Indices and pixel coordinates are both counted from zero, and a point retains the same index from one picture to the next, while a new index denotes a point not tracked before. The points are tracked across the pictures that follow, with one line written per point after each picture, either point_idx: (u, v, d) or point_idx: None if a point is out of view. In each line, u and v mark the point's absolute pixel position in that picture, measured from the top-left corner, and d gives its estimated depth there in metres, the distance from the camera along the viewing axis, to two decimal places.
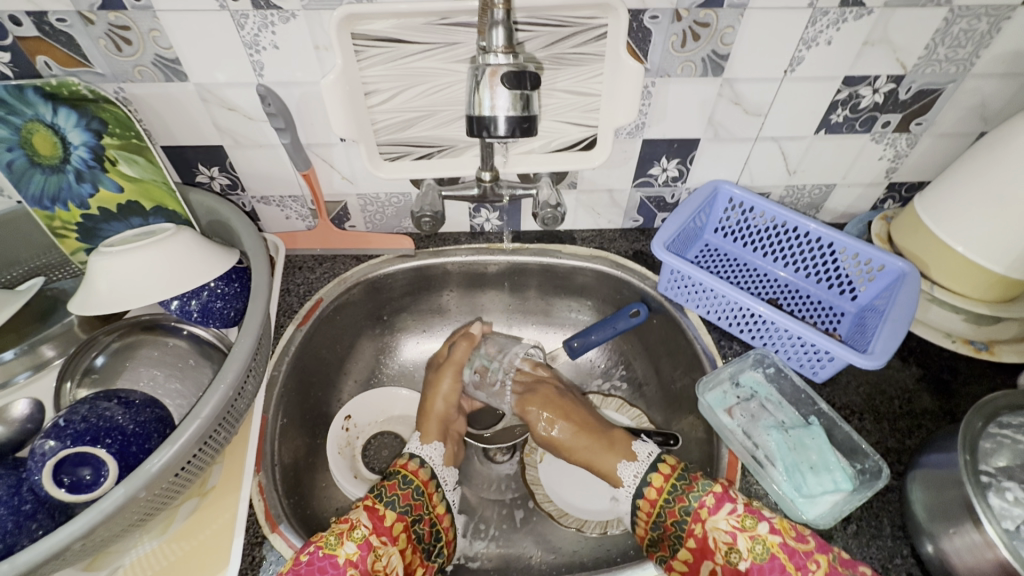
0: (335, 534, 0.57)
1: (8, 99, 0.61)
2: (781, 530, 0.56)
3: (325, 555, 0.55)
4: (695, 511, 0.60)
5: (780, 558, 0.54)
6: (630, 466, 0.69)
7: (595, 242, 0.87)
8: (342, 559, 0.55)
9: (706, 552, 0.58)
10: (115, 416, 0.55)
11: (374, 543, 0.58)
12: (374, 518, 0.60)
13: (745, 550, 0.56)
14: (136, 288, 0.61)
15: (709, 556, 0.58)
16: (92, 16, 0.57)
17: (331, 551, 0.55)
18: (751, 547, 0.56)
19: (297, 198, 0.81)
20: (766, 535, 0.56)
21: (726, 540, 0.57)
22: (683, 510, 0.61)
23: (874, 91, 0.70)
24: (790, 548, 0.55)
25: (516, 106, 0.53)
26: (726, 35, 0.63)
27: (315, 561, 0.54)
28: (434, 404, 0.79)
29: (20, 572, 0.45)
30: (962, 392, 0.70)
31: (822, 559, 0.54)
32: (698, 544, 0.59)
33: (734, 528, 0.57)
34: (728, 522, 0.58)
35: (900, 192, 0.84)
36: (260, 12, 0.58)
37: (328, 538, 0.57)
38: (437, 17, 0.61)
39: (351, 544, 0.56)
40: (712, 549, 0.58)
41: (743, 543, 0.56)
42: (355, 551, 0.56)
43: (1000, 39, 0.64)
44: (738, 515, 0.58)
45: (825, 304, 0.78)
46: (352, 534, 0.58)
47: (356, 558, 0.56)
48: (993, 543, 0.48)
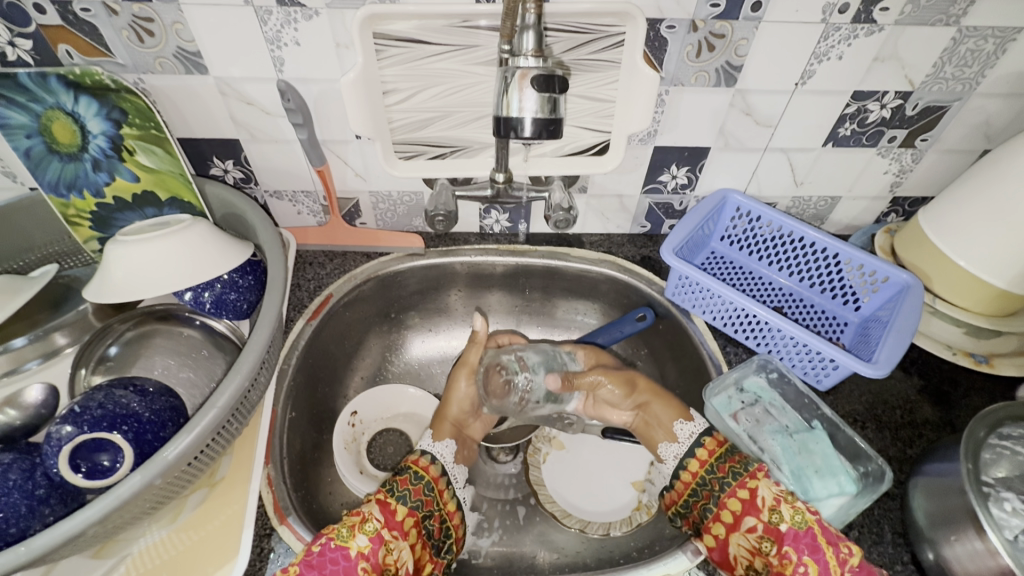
0: (347, 526, 0.58)
1: (32, 86, 0.61)
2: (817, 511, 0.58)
3: (336, 547, 0.56)
4: (752, 469, 0.62)
5: (815, 529, 0.56)
6: (685, 424, 0.70)
7: (603, 246, 0.88)
8: (354, 551, 0.56)
9: (752, 507, 0.59)
10: (131, 403, 0.55)
11: (385, 537, 0.59)
12: (385, 512, 0.61)
13: (786, 514, 0.57)
14: (151, 277, 0.61)
15: (753, 513, 0.59)
16: (116, 7, 0.58)
17: (342, 543, 0.57)
18: (792, 514, 0.57)
19: (310, 194, 0.81)
20: (806, 509, 0.57)
21: (771, 501, 0.59)
22: (741, 465, 0.63)
23: (882, 106, 0.71)
24: (824, 524, 0.57)
25: (544, 109, 0.54)
26: (740, 47, 0.65)
27: (328, 552, 0.56)
28: (449, 409, 0.78)
29: (37, 554, 0.46)
30: (961, 403, 0.72)
31: (853, 546, 0.55)
32: (748, 495, 0.60)
33: (779, 496, 0.59)
34: (777, 488, 0.59)
35: (904, 206, 0.86)
36: (284, 8, 0.59)
37: (340, 529, 0.58)
38: (458, 20, 0.62)
39: (363, 537, 0.57)
40: (759, 506, 0.59)
41: (785, 509, 0.58)
42: (367, 544, 0.57)
43: (1006, 60, 0.66)
44: (783, 489, 0.59)
45: (828, 314, 0.79)
46: (363, 527, 0.58)
47: (367, 551, 0.57)
48: (994, 551, 0.50)
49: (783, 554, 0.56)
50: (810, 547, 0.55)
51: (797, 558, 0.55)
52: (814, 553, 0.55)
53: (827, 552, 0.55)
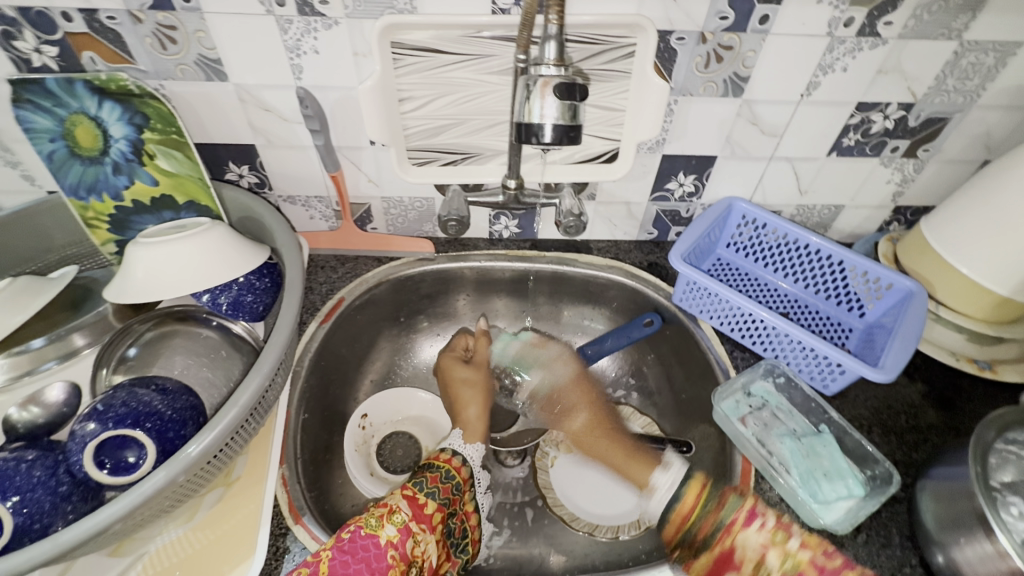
0: (376, 517, 0.59)
1: (57, 91, 0.63)
2: (810, 546, 0.59)
3: (367, 535, 0.57)
4: (727, 525, 0.62)
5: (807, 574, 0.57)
6: (664, 476, 0.71)
7: (611, 253, 0.89)
8: (384, 540, 0.57)
9: (732, 563, 0.60)
10: (153, 401, 0.56)
11: (414, 529, 0.59)
12: (414, 505, 0.61)
13: (774, 564, 0.59)
14: (172, 278, 0.62)
15: (733, 567, 0.60)
16: (142, 15, 0.59)
17: (372, 532, 0.57)
18: (782, 562, 0.59)
19: (323, 199, 0.82)
20: (797, 553, 0.59)
21: (756, 554, 0.60)
22: (717, 521, 0.63)
23: (885, 117, 0.73)
24: (818, 565, 0.58)
25: (565, 116, 0.56)
26: (748, 58, 0.66)
27: (357, 539, 0.56)
28: (466, 402, 0.83)
29: (63, 549, 0.46)
30: (966, 409, 0.73)
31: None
32: (724, 552, 0.61)
33: (765, 543, 0.60)
34: (760, 537, 0.60)
35: (906, 216, 0.88)
36: (305, 18, 0.61)
37: (369, 519, 0.59)
38: (473, 30, 0.63)
39: (391, 527, 0.58)
40: (739, 561, 0.60)
41: (773, 558, 0.59)
42: (396, 534, 0.58)
43: (1006, 73, 0.68)
44: (768, 534, 0.60)
45: (834, 320, 0.80)
46: (392, 518, 0.59)
47: (396, 540, 0.58)
48: (1004, 554, 0.50)
49: None
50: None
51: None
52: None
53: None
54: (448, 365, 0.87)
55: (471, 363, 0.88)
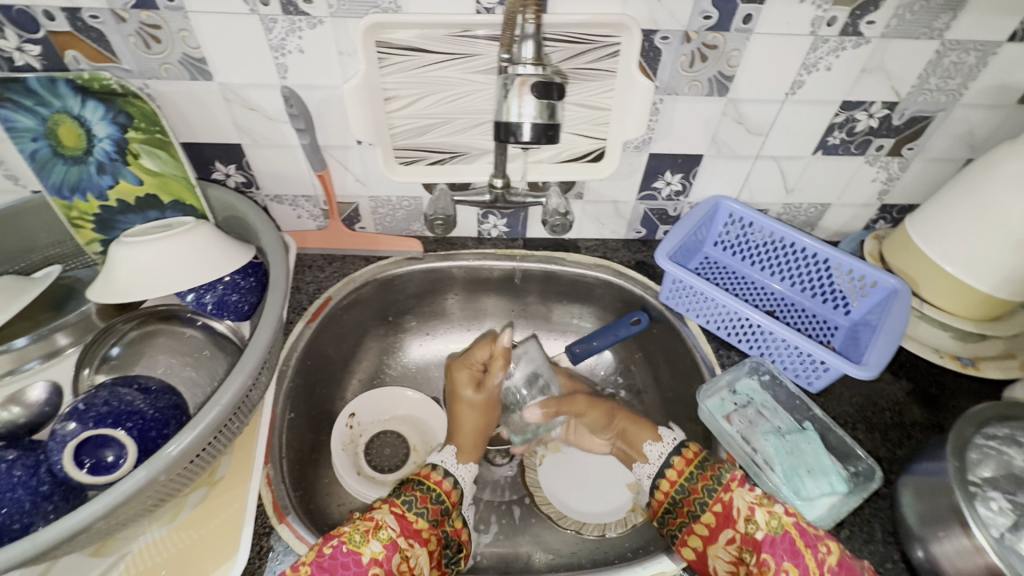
0: (361, 531, 0.59)
1: (40, 90, 0.62)
2: (797, 513, 0.59)
3: (349, 551, 0.57)
4: (725, 482, 0.64)
5: (792, 534, 0.57)
6: (655, 446, 0.73)
7: (599, 252, 0.90)
8: (367, 557, 0.57)
9: (728, 519, 0.61)
10: (135, 401, 0.56)
11: (401, 545, 0.60)
12: (402, 522, 0.62)
13: (762, 522, 0.59)
14: (156, 278, 0.62)
15: (731, 524, 0.61)
16: (125, 14, 0.59)
17: (355, 548, 0.57)
18: (768, 519, 0.59)
19: (310, 198, 0.82)
20: (783, 512, 0.59)
21: (746, 511, 0.60)
22: (714, 480, 0.65)
23: (869, 116, 0.73)
24: (802, 527, 0.58)
25: (543, 115, 0.56)
26: (732, 57, 0.66)
27: (339, 556, 0.56)
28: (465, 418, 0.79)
29: (43, 548, 0.46)
30: (949, 405, 0.74)
31: (832, 545, 0.56)
32: (722, 510, 0.62)
33: (753, 503, 0.60)
34: (750, 497, 0.61)
35: (892, 214, 0.88)
36: (289, 17, 0.61)
37: (353, 534, 0.58)
38: (458, 30, 0.63)
39: (377, 543, 0.58)
40: (735, 518, 0.61)
41: (761, 517, 0.59)
42: (381, 550, 0.58)
43: (988, 72, 0.68)
44: (757, 494, 0.61)
45: (819, 318, 0.81)
46: (378, 533, 0.59)
47: (381, 557, 0.57)
48: (981, 549, 0.51)
49: (761, 562, 0.57)
50: (789, 552, 0.56)
51: (777, 565, 0.56)
52: (794, 558, 0.56)
53: (807, 555, 0.56)
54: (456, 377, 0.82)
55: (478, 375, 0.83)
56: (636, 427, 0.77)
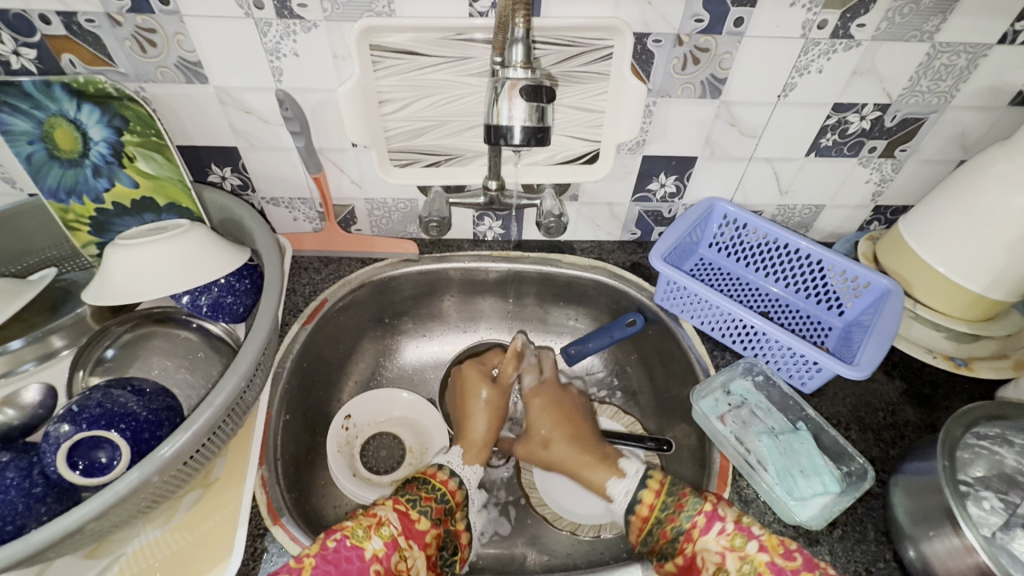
0: (363, 527, 0.58)
1: (36, 93, 0.63)
2: (769, 547, 0.57)
3: (352, 546, 0.56)
4: (686, 532, 0.61)
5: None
6: (620, 483, 0.71)
7: (594, 253, 0.90)
8: (369, 553, 0.57)
9: (694, 568, 0.60)
10: (129, 403, 0.57)
11: (400, 544, 0.59)
12: (404, 520, 0.62)
13: (733, 568, 0.58)
14: (151, 280, 0.63)
15: (696, 572, 0.60)
16: (120, 18, 0.60)
17: (358, 543, 0.57)
18: (740, 566, 0.57)
19: (306, 200, 0.83)
20: (755, 556, 0.57)
21: (715, 559, 0.59)
22: (676, 526, 0.62)
23: (861, 118, 0.74)
24: (778, 567, 0.56)
25: (532, 118, 0.57)
26: (724, 60, 0.67)
27: (342, 549, 0.56)
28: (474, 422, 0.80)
29: (36, 549, 0.46)
30: (942, 405, 0.74)
31: None
32: (688, 560, 0.61)
33: (723, 549, 0.58)
34: (718, 542, 0.59)
35: (885, 215, 0.89)
36: (284, 21, 0.61)
37: (356, 529, 0.58)
38: (452, 33, 0.64)
39: (378, 540, 0.58)
40: (701, 567, 0.60)
41: (732, 563, 0.58)
42: (382, 548, 0.58)
43: (979, 74, 0.69)
44: (726, 536, 0.59)
45: (814, 318, 0.81)
46: (379, 530, 0.59)
47: (382, 554, 0.57)
48: (971, 548, 0.51)
49: None
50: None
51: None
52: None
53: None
54: (468, 380, 0.84)
55: (493, 380, 0.85)
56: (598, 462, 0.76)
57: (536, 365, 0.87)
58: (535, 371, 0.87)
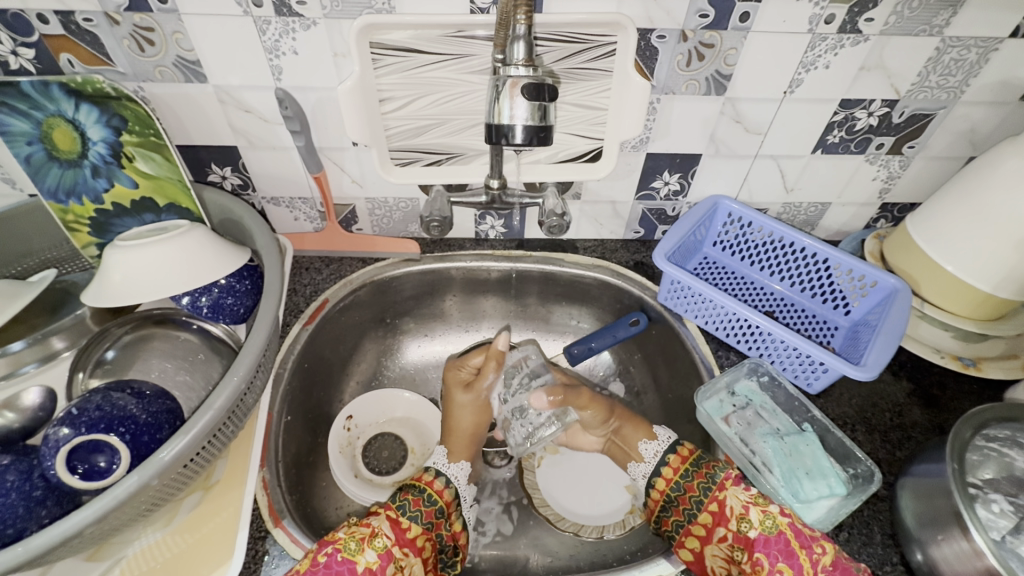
0: (356, 539, 0.58)
1: (33, 93, 0.62)
2: (792, 514, 0.59)
3: (344, 560, 0.56)
4: (719, 482, 0.64)
5: (787, 534, 0.57)
6: (650, 444, 0.73)
7: (597, 252, 0.89)
8: (362, 566, 0.57)
9: (721, 518, 0.62)
10: (128, 406, 0.56)
11: (395, 555, 0.59)
12: (396, 529, 0.62)
13: (756, 521, 0.59)
14: (151, 281, 0.62)
15: (723, 522, 0.61)
16: (118, 17, 0.59)
17: (350, 556, 0.57)
18: (762, 519, 0.59)
19: (307, 200, 0.82)
20: (778, 513, 0.59)
21: (740, 510, 0.60)
22: (709, 478, 0.65)
23: (869, 114, 0.73)
24: (797, 528, 0.58)
25: (535, 116, 0.56)
26: (729, 56, 0.66)
27: (334, 564, 0.55)
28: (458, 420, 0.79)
29: (36, 554, 0.46)
30: (950, 406, 0.73)
31: (828, 546, 0.56)
32: (716, 509, 0.62)
33: (748, 501, 0.60)
34: (745, 496, 0.61)
35: (893, 212, 0.87)
36: (283, 19, 0.60)
37: (348, 542, 0.57)
38: (453, 30, 0.63)
39: (372, 553, 0.58)
40: (727, 517, 0.61)
41: (755, 515, 0.59)
42: (376, 560, 0.58)
43: (989, 69, 0.67)
44: (751, 495, 0.61)
45: (819, 318, 0.80)
46: (373, 542, 0.59)
47: (375, 567, 0.57)
48: (980, 552, 0.50)
49: (755, 561, 0.58)
50: (781, 552, 0.57)
51: (770, 565, 0.57)
52: (788, 558, 0.56)
53: (801, 557, 0.56)
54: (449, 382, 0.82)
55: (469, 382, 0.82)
56: (631, 426, 0.77)
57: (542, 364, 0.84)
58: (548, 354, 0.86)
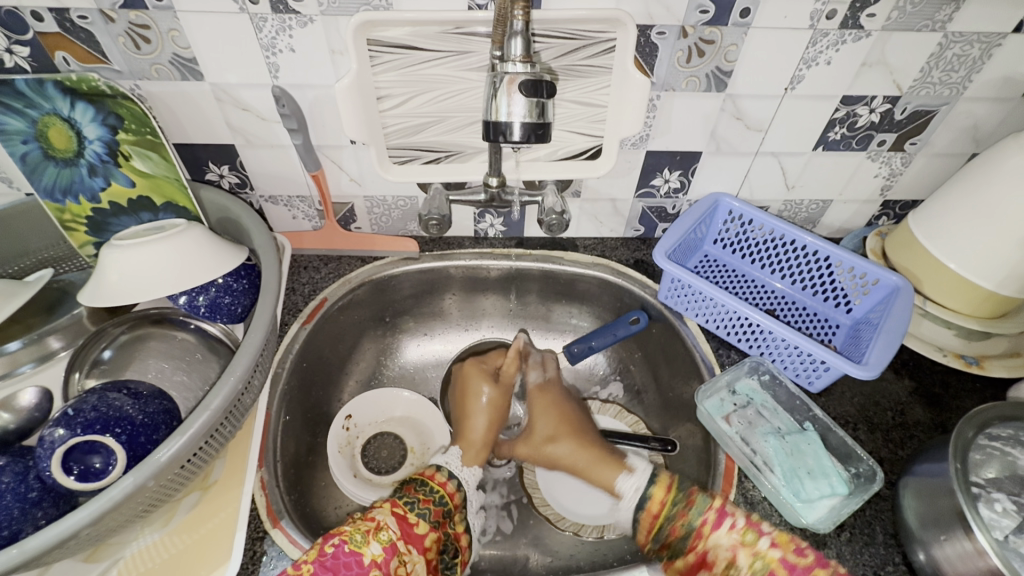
0: (362, 532, 0.58)
1: (28, 92, 0.62)
2: (782, 544, 0.56)
3: (351, 551, 0.56)
4: (697, 528, 0.59)
5: (780, 574, 0.55)
6: (629, 479, 0.69)
7: (597, 250, 0.89)
8: (368, 559, 0.56)
9: (704, 564, 0.59)
10: (124, 406, 0.56)
11: (400, 549, 0.58)
12: (402, 524, 0.61)
13: (745, 565, 0.56)
14: (147, 281, 0.62)
15: (706, 569, 0.59)
16: (113, 14, 0.58)
17: (356, 548, 0.56)
18: (752, 563, 0.56)
19: (305, 198, 0.82)
20: (767, 552, 0.56)
21: (726, 556, 0.57)
22: (686, 525, 0.60)
23: (871, 111, 0.72)
24: (790, 563, 0.55)
25: (532, 113, 0.55)
26: (730, 52, 0.65)
27: (340, 555, 0.55)
28: (473, 419, 0.79)
29: (31, 555, 0.46)
30: (952, 405, 0.72)
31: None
32: (698, 557, 0.59)
33: (735, 544, 0.57)
34: (729, 539, 0.57)
35: (895, 210, 0.87)
36: (279, 15, 0.60)
37: (354, 534, 0.57)
38: (451, 26, 0.62)
39: (377, 545, 0.57)
40: (711, 562, 0.58)
41: (744, 560, 0.57)
42: (380, 553, 0.57)
43: (992, 65, 0.67)
44: (738, 531, 0.57)
45: (820, 316, 0.80)
46: (378, 535, 0.58)
47: (380, 560, 0.57)
48: (983, 552, 0.50)
49: None
50: None
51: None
52: None
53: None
54: (469, 380, 0.82)
55: (495, 378, 0.83)
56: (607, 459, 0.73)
57: (540, 363, 0.85)
58: (540, 368, 0.85)
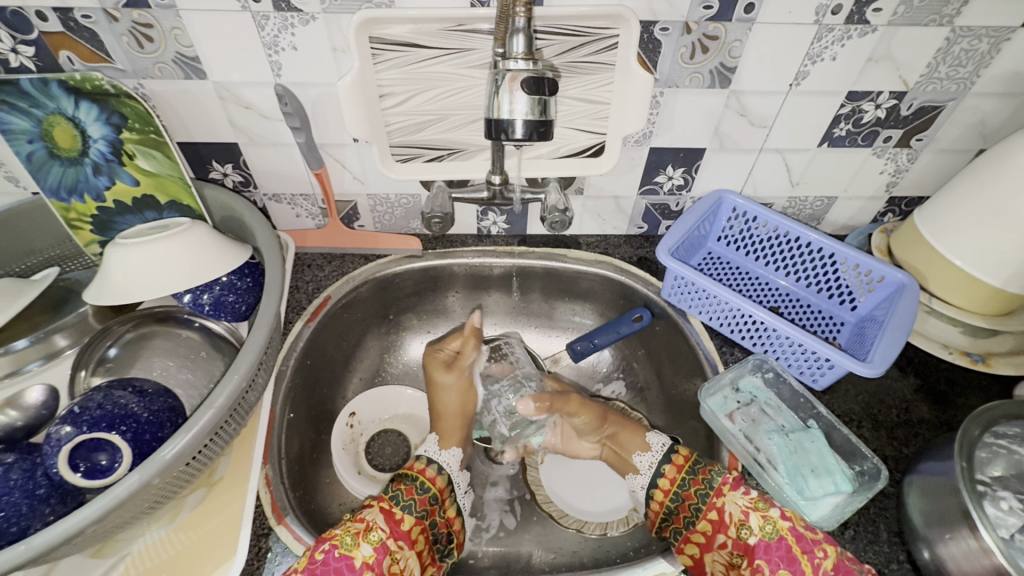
0: (352, 534, 0.58)
1: (33, 91, 0.62)
2: (792, 517, 0.58)
3: (341, 556, 0.56)
4: (716, 488, 0.63)
5: (788, 539, 0.57)
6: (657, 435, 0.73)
7: (600, 247, 0.89)
8: (359, 561, 0.56)
9: (720, 525, 0.61)
10: (130, 404, 0.56)
11: (391, 547, 0.59)
12: (391, 522, 0.61)
13: (756, 526, 0.58)
14: (152, 280, 0.62)
15: (722, 530, 0.61)
16: (117, 13, 0.59)
17: (347, 552, 0.57)
18: (762, 525, 0.58)
19: (308, 197, 0.82)
20: (778, 518, 0.58)
21: (740, 516, 0.60)
22: (706, 485, 0.64)
23: (876, 107, 0.71)
24: (798, 532, 0.57)
25: (535, 111, 0.55)
26: (734, 48, 0.65)
27: (331, 561, 0.56)
28: (444, 401, 0.79)
29: (39, 552, 0.46)
30: (958, 403, 0.72)
31: (829, 549, 0.56)
32: (715, 517, 0.61)
33: (748, 507, 0.60)
34: (744, 501, 0.60)
35: (900, 206, 0.86)
36: (281, 14, 0.60)
37: (344, 537, 0.58)
38: (453, 24, 0.62)
39: (367, 547, 0.58)
40: (727, 523, 0.60)
41: (755, 521, 0.59)
42: (371, 554, 0.57)
43: (1000, 59, 0.66)
44: (752, 498, 0.60)
45: (825, 314, 0.79)
46: (368, 536, 0.59)
47: (372, 561, 0.57)
48: (989, 550, 0.50)
49: (756, 567, 0.58)
50: (783, 559, 0.56)
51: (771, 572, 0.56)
52: (789, 565, 0.56)
53: (803, 562, 0.56)
54: (431, 364, 0.82)
55: (451, 363, 0.82)
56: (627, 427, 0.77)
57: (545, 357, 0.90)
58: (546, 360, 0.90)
